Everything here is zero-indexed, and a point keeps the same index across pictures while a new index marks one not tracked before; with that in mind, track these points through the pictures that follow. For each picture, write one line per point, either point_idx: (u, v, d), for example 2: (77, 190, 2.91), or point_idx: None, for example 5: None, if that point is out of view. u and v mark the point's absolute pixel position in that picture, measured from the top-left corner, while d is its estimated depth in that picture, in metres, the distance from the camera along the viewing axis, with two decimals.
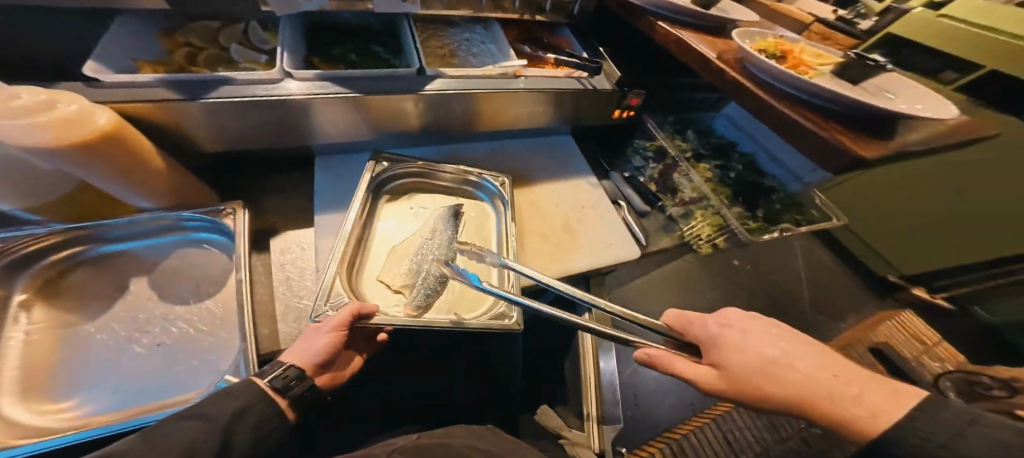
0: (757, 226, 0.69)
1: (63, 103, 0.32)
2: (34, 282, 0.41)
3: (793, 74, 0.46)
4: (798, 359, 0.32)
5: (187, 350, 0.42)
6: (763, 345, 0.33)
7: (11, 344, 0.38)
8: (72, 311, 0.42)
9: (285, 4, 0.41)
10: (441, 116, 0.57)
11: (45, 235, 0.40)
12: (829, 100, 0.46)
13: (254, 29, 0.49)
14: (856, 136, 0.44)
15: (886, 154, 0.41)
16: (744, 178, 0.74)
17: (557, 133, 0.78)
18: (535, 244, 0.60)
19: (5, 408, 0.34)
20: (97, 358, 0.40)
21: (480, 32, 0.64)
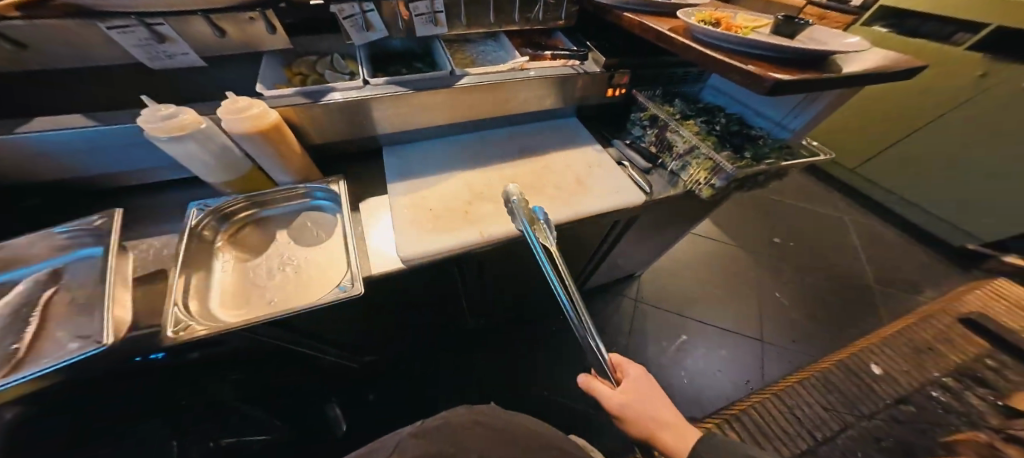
0: (748, 163, 0.77)
1: (254, 107, 0.54)
2: (226, 233, 0.61)
3: (725, 33, 0.62)
4: (663, 406, 0.55)
5: (307, 279, 0.58)
6: (653, 393, 0.56)
7: (217, 270, 0.58)
8: (246, 252, 0.61)
9: (359, 35, 0.67)
10: (472, 104, 0.76)
11: (235, 201, 0.62)
12: (761, 47, 0.62)
13: (335, 59, 0.73)
14: (781, 68, 0.61)
15: (799, 75, 0.58)
16: (733, 131, 0.86)
17: (564, 115, 0.96)
18: (552, 193, 0.76)
19: (215, 308, 0.52)
20: (257, 281, 0.58)
21: (491, 44, 0.84)
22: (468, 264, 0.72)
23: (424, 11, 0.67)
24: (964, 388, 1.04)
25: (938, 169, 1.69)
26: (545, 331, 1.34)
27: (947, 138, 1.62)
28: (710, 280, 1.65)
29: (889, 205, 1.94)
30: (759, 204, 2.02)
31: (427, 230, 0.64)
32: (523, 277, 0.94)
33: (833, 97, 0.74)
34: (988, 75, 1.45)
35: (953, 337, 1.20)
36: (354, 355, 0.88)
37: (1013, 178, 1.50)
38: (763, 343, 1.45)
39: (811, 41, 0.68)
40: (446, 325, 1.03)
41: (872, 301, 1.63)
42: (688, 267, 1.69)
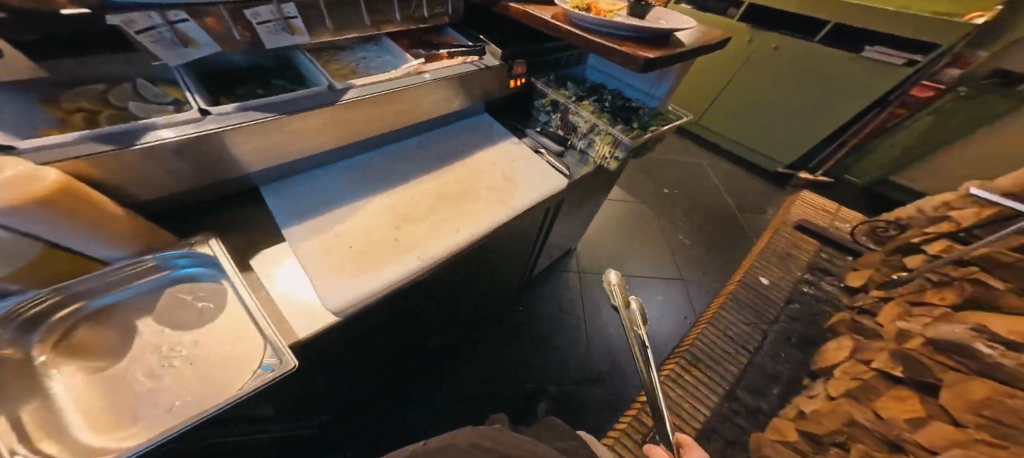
0: (640, 133, 0.83)
1: (9, 167, 0.33)
2: (44, 343, 0.40)
3: (598, 18, 0.66)
4: None
5: (217, 365, 0.45)
6: None
7: (55, 393, 0.39)
8: (94, 357, 0.43)
9: (174, 55, 0.45)
10: (366, 120, 0.65)
11: (46, 295, 0.40)
12: (628, 29, 0.67)
13: (145, 86, 0.50)
14: (643, 46, 0.67)
15: (660, 52, 0.65)
16: (621, 106, 0.92)
17: (475, 114, 0.92)
18: (483, 195, 0.71)
19: (80, 440, 0.36)
20: (133, 389, 0.41)
21: (373, 49, 0.74)
22: (411, 293, 0.63)
23: (270, 18, 0.50)
24: (819, 278, 1.43)
25: (752, 118, 2.23)
26: (507, 330, 1.37)
27: (752, 95, 2.15)
28: (631, 239, 1.84)
29: (725, 148, 2.48)
30: (645, 164, 2.33)
31: (350, 271, 0.54)
32: (473, 281, 0.87)
33: (687, 65, 0.86)
34: (754, 40, 1.99)
35: (798, 240, 1.58)
36: (308, 420, 0.71)
37: (798, 115, 2.06)
38: (683, 280, 1.69)
39: (659, 20, 0.75)
40: (397, 361, 0.90)
41: (740, 225, 2.06)
42: (612, 231, 1.85)
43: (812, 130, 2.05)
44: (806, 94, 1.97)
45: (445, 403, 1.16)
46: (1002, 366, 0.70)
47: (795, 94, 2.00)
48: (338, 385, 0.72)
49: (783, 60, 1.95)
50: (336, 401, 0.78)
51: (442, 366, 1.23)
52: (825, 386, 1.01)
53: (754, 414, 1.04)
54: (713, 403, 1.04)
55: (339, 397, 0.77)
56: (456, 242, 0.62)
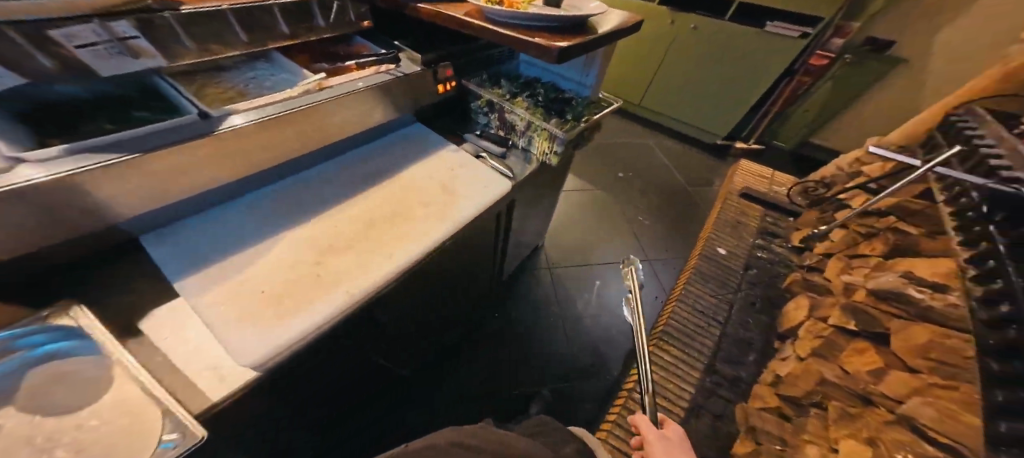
0: (573, 125, 0.79)
1: None
2: None
3: (511, 11, 0.62)
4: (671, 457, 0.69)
5: (112, 441, 0.36)
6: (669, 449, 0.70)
7: None
8: None
9: None
10: (263, 147, 0.56)
11: None
12: (545, 19, 0.63)
13: None
14: (560, 36, 0.63)
15: (577, 40, 0.62)
16: (555, 99, 0.89)
17: (407, 124, 0.86)
18: (421, 212, 0.66)
19: None
20: None
21: (264, 67, 0.65)
22: (354, 330, 0.58)
23: (98, 41, 0.38)
24: (769, 243, 1.50)
25: (683, 95, 2.38)
26: (495, 330, 1.47)
27: (679, 73, 2.31)
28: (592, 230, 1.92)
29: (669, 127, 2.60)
30: (597, 151, 2.38)
31: (266, 321, 0.47)
32: (438, 294, 0.84)
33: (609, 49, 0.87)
34: (675, 22, 2.14)
35: (745, 207, 1.68)
36: (323, 432, 0.80)
37: (721, 87, 2.24)
38: (648, 262, 1.81)
39: (575, 8, 0.73)
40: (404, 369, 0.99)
41: (693, 199, 2.15)
42: (575, 223, 1.94)
43: (737, 101, 2.22)
44: (725, 67, 2.15)
45: (445, 402, 1.25)
46: (934, 309, 0.78)
47: (715, 69, 2.18)
48: (350, 399, 0.81)
49: (703, 39, 2.12)
50: (347, 414, 0.86)
51: (443, 367, 1.33)
52: (793, 348, 1.03)
53: (734, 384, 1.05)
54: (696, 379, 1.04)
55: (351, 411, 0.86)
56: (388, 270, 0.56)
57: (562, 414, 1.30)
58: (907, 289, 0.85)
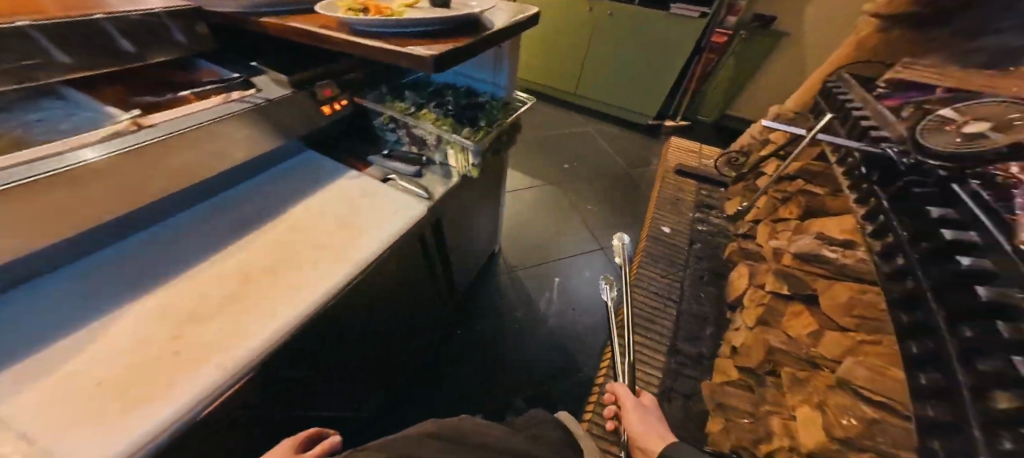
0: (486, 133, 0.73)
1: None
2: None
3: (374, 19, 0.51)
4: (645, 424, 0.77)
5: None
6: (643, 418, 0.78)
7: None
8: None
9: None
10: (61, 207, 0.43)
11: None
12: (424, 24, 0.53)
13: None
14: (443, 40, 0.53)
15: (462, 46, 0.51)
16: (468, 105, 0.82)
17: (296, 151, 0.77)
18: (313, 256, 0.58)
19: None
20: None
21: (58, 106, 0.53)
22: (263, 397, 0.50)
23: None
24: (706, 217, 1.61)
25: (609, 81, 2.48)
26: (473, 330, 1.51)
27: (602, 58, 2.41)
28: (546, 224, 1.94)
29: (604, 112, 2.67)
30: (537, 147, 2.39)
31: (109, 415, 0.36)
32: (385, 317, 0.80)
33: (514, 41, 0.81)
34: (593, 8, 2.26)
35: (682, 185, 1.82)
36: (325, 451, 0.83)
37: (642, 70, 2.34)
38: (604, 250, 1.84)
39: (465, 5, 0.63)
40: (392, 385, 1.02)
41: (635, 181, 2.21)
42: (529, 218, 1.97)
43: (657, 84, 2.34)
44: (643, 49, 2.26)
45: (445, 402, 1.29)
46: (848, 266, 0.84)
47: (636, 51, 2.28)
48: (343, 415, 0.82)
49: (620, 24, 2.23)
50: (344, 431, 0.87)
51: (441, 369, 1.38)
52: (742, 317, 1.07)
53: (697, 360, 1.10)
54: (662, 363, 1.08)
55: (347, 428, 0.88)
56: (265, 336, 0.47)
57: (545, 402, 1.33)
58: (822, 250, 0.89)
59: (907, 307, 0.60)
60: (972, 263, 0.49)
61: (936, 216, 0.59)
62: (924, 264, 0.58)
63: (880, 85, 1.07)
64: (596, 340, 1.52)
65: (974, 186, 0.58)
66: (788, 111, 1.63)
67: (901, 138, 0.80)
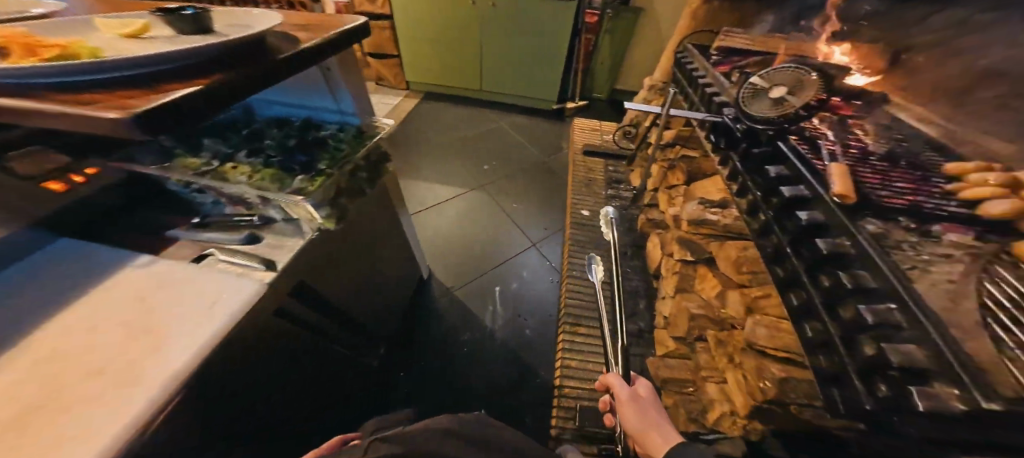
0: (326, 178, 0.67)
1: None
2: None
3: (35, 67, 0.35)
4: (644, 419, 0.74)
5: None
6: (640, 413, 0.75)
7: None
8: None
9: None
10: None
11: None
12: (144, 64, 0.38)
13: None
14: (176, 82, 0.39)
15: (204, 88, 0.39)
16: (300, 144, 0.75)
17: (36, 249, 0.56)
18: (90, 385, 0.41)
19: None
20: None
21: None
22: None
23: None
24: (618, 192, 1.87)
25: (503, 75, 2.49)
26: (418, 351, 1.42)
27: (492, 54, 2.40)
28: (471, 228, 1.87)
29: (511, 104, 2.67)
30: (444, 154, 2.25)
31: None
32: (280, 369, 0.71)
33: (341, 65, 0.74)
34: (475, 2, 2.20)
35: (591, 166, 2.00)
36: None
37: (533, 61, 2.37)
38: (536, 246, 1.80)
39: (228, 30, 0.50)
40: (316, 420, 0.91)
41: (552, 169, 2.19)
42: (453, 226, 1.88)
43: (548, 73, 2.40)
44: (530, 41, 2.28)
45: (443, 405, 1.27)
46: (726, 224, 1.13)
47: (524, 43, 2.30)
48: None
49: (505, 18, 2.22)
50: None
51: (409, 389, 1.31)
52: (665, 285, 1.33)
53: None
54: None
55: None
56: None
57: (509, 414, 1.27)
58: (707, 214, 1.18)
59: (777, 261, 0.83)
60: (808, 216, 0.75)
61: (776, 175, 0.88)
62: (778, 215, 0.84)
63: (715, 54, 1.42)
64: (548, 342, 1.47)
65: (796, 149, 0.88)
66: (657, 81, 1.95)
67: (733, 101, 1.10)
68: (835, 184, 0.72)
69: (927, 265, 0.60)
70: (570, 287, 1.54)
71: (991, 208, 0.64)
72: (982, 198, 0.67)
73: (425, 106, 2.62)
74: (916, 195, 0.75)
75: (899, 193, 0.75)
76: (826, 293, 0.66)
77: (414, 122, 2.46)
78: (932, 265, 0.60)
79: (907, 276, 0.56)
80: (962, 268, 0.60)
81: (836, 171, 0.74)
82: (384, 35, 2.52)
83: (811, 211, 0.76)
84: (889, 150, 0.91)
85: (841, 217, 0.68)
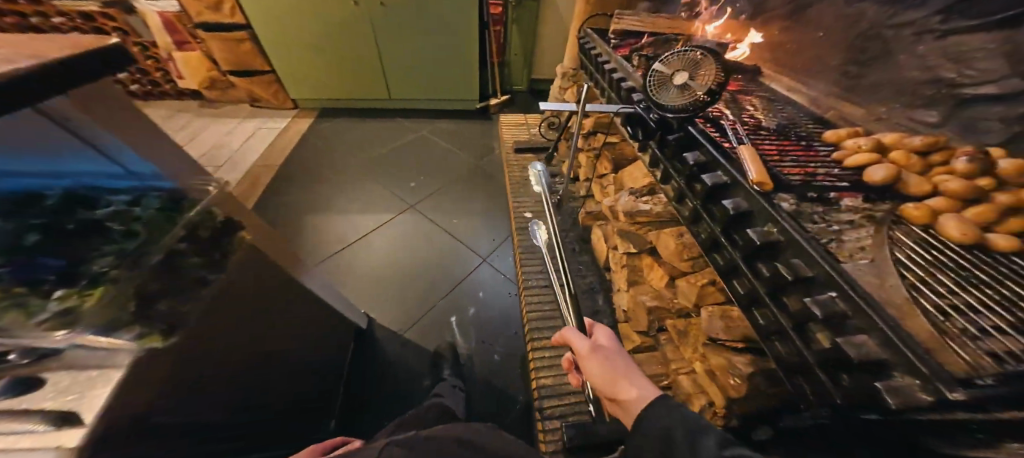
0: (111, 286, 0.51)
1: None
2: None
3: None
4: (611, 375, 0.63)
5: None
6: (605, 366, 0.64)
7: None
8: None
9: None
10: None
11: None
12: None
13: None
14: None
15: None
16: (67, 230, 0.52)
17: None
18: None
19: None
20: None
21: None
22: None
23: None
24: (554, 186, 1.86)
25: (408, 80, 2.28)
26: (374, 409, 1.23)
27: (391, 58, 2.17)
28: (409, 255, 1.66)
29: (426, 109, 2.47)
30: (356, 177, 1.92)
31: None
32: None
33: (130, 121, 0.56)
34: (359, 2, 1.92)
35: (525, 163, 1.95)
36: None
37: (440, 63, 2.19)
38: (487, 260, 1.65)
39: None
40: None
41: (488, 171, 2.03)
42: (387, 256, 1.65)
43: (459, 73, 2.25)
44: (432, 42, 2.10)
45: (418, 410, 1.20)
46: (661, 213, 1.21)
47: (426, 44, 2.10)
48: None
49: (395, 15, 1.97)
50: None
51: None
52: (617, 279, 1.37)
53: None
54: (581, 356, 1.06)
55: None
56: None
57: None
58: (639, 204, 1.23)
59: (713, 248, 0.88)
60: (733, 205, 0.78)
61: (694, 162, 0.88)
62: (706, 203, 0.86)
63: (614, 38, 1.41)
64: (519, 363, 1.39)
65: (710, 136, 0.89)
66: (569, 69, 1.92)
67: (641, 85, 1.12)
68: (749, 170, 0.74)
69: (839, 236, 0.69)
70: (528, 299, 1.48)
71: (872, 175, 0.74)
72: (862, 164, 0.79)
73: (323, 125, 2.25)
74: (809, 167, 0.85)
75: (802, 169, 0.85)
76: (769, 281, 0.70)
77: (312, 145, 2.08)
78: (842, 234, 0.70)
79: (832, 256, 0.61)
80: (867, 231, 0.69)
81: (745, 154, 0.77)
82: (246, 47, 2.08)
83: (734, 198, 0.79)
84: (779, 126, 0.99)
85: (762, 202, 0.71)
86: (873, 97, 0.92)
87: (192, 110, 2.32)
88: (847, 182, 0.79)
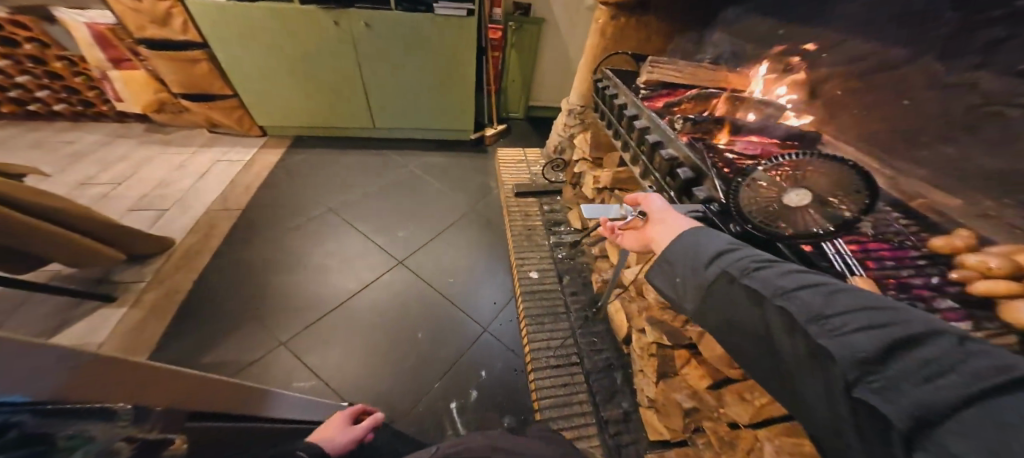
0: None
1: None
2: None
3: None
4: (664, 219, 0.65)
5: None
6: (659, 214, 0.67)
7: None
8: None
9: None
10: None
11: None
12: None
13: None
14: None
15: None
16: None
17: None
18: None
19: None
20: None
21: None
22: None
23: None
24: (560, 238, 1.67)
25: (397, 109, 2.04)
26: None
27: (377, 83, 1.93)
28: (395, 324, 1.35)
29: (416, 139, 2.23)
30: (330, 222, 1.64)
31: None
32: None
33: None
34: (339, 21, 1.68)
35: (527, 210, 1.79)
36: None
37: (432, 90, 1.97)
38: (489, 330, 1.41)
39: None
40: None
41: (487, 216, 1.81)
42: (366, 320, 1.34)
43: (453, 100, 2.02)
44: (423, 68, 1.88)
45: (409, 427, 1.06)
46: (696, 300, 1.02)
47: (418, 68, 1.87)
48: None
49: (381, 37, 1.74)
50: None
51: None
52: (640, 366, 1.17)
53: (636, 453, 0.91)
54: None
55: None
56: None
57: None
58: None
59: None
60: None
61: None
62: None
63: (642, 89, 1.22)
64: None
65: (801, 247, 0.67)
66: (576, 105, 1.73)
67: (687, 158, 0.92)
68: None
69: None
70: (538, 381, 1.24)
71: (1014, 311, 0.49)
72: (999, 296, 0.52)
73: (294, 157, 1.97)
74: (902, 279, 0.61)
75: (906, 288, 0.60)
76: None
77: (278, 182, 1.79)
78: None
79: None
80: None
81: None
82: (202, 68, 1.80)
83: None
84: (871, 227, 0.73)
85: None
86: (975, 185, 0.72)
87: (135, 136, 1.99)
88: (952, 305, 0.56)
